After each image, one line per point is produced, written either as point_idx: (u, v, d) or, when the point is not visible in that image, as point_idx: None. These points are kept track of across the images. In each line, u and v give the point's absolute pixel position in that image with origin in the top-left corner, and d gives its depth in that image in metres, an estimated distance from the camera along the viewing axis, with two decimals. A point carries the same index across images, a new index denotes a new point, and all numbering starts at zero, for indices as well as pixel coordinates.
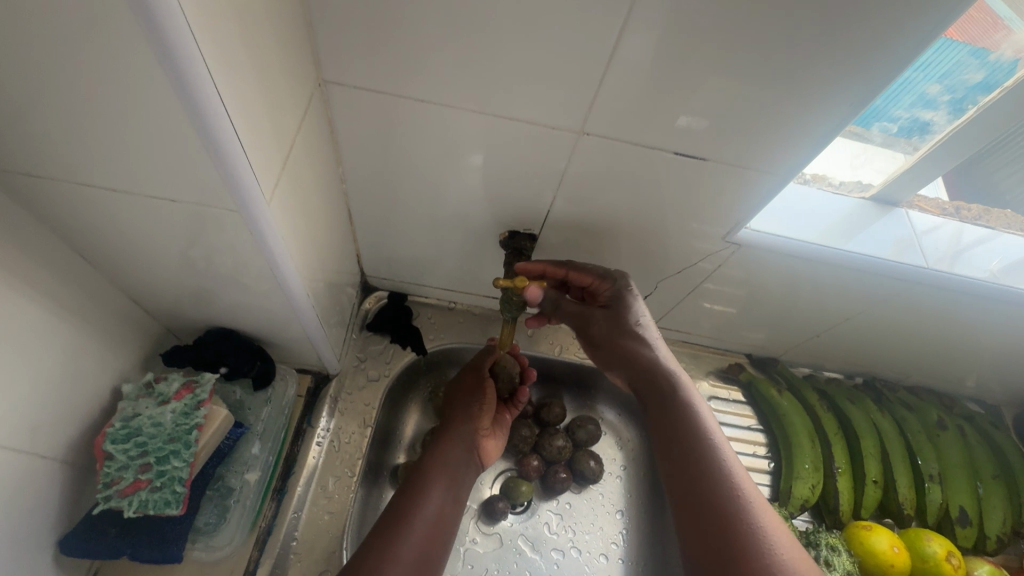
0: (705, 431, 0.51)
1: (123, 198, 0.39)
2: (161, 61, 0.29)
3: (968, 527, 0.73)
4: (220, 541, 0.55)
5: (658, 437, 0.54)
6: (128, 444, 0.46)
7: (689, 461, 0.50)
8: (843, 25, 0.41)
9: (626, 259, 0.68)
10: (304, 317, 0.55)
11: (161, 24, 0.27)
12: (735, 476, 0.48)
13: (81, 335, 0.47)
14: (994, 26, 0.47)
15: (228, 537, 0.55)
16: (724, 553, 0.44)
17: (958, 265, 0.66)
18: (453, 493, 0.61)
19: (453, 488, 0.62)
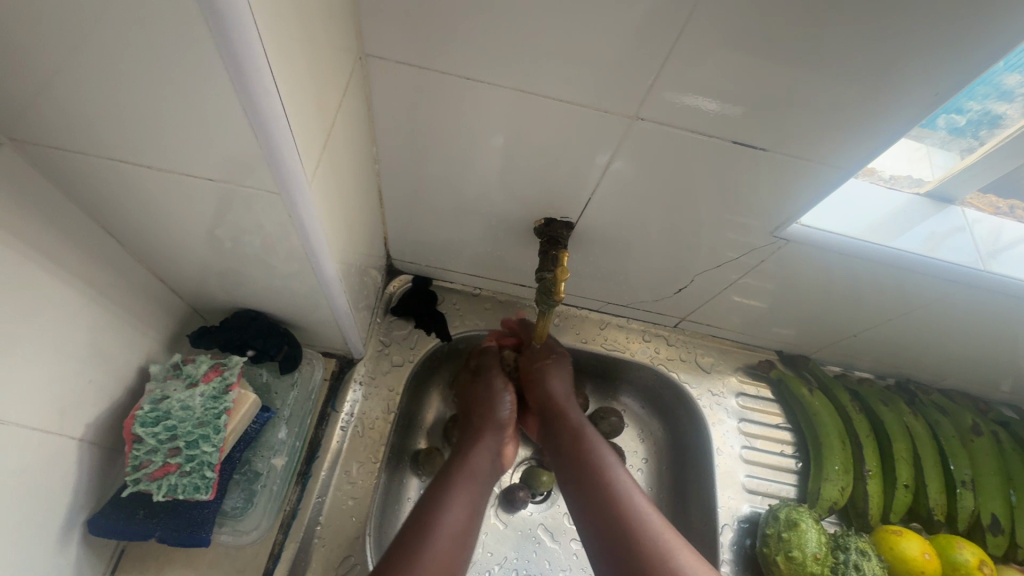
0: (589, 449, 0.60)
1: (155, 175, 0.37)
2: (210, 26, 0.26)
3: (1000, 535, 0.71)
4: (247, 525, 0.55)
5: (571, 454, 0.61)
6: (157, 428, 0.45)
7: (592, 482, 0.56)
8: (933, 8, 0.38)
9: (662, 251, 0.65)
10: (335, 299, 0.54)
11: None
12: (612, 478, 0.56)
13: (108, 314, 0.45)
14: None
15: (255, 520, 0.55)
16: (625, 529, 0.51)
17: (1012, 268, 0.63)
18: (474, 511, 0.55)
19: (477, 508, 0.56)
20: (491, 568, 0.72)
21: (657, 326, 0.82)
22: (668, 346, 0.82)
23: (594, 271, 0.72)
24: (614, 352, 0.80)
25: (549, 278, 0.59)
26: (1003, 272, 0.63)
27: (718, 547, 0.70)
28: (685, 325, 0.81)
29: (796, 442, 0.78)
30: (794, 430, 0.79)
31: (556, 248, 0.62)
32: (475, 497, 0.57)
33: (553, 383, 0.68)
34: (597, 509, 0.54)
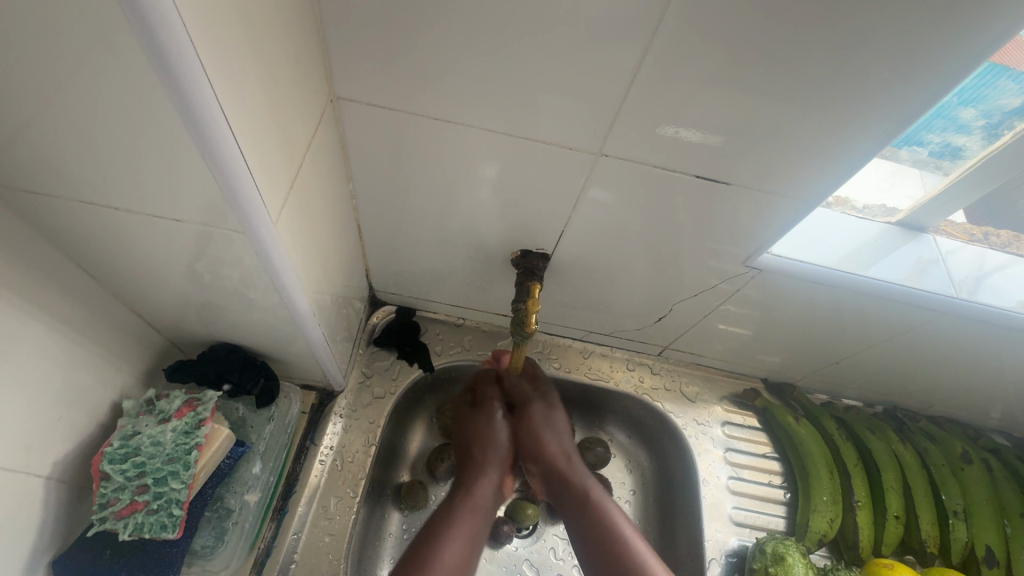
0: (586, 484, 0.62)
1: (127, 215, 0.38)
2: (165, 85, 0.28)
3: (996, 568, 0.69)
4: (216, 565, 0.53)
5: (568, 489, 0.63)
6: (126, 464, 0.45)
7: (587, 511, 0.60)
8: (882, 48, 0.39)
9: (639, 280, 0.66)
10: (310, 332, 0.54)
11: (165, 47, 0.26)
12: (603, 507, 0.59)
13: (81, 352, 0.46)
14: None
15: (226, 559, 0.54)
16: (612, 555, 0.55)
17: (987, 294, 0.64)
18: (475, 542, 0.56)
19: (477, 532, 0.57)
20: None
21: (641, 354, 0.82)
22: (653, 375, 0.81)
23: (573, 300, 0.72)
24: (598, 382, 0.80)
25: (521, 309, 0.60)
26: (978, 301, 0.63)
27: None
28: (669, 354, 0.81)
29: (784, 473, 0.77)
30: (782, 460, 0.78)
31: (532, 280, 0.62)
32: (475, 529, 0.57)
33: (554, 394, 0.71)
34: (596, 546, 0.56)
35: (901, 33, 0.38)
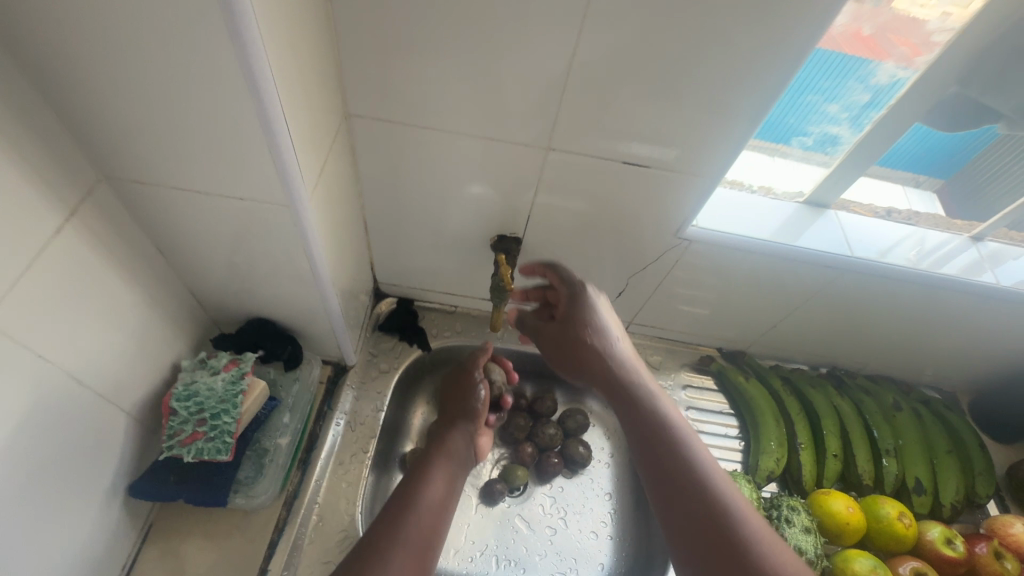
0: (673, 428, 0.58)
1: (197, 204, 0.52)
2: (258, 114, 0.42)
3: (924, 495, 0.80)
4: (257, 491, 0.63)
5: (640, 443, 0.58)
6: (188, 402, 0.56)
7: (668, 456, 0.55)
8: (755, 62, 0.52)
9: (601, 260, 0.78)
10: (331, 306, 0.67)
11: (259, 88, 0.40)
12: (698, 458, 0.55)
13: (151, 319, 0.58)
14: (885, 52, 0.58)
15: (264, 492, 0.63)
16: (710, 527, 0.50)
17: (878, 254, 0.74)
18: (453, 484, 0.67)
19: (452, 483, 0.67)
20: (474, 555, 0.81)
21: None
22: None
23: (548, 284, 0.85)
24: None
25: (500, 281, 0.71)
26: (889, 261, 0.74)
27: None
28: (635, 329, 0.92)
29: (740, 425, 0.87)
30: (736, 415, 0.89)
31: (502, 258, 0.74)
32: (452, 476, 0.68)
33: (596, 334, 0.67)
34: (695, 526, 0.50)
35: (768, 51, 0.51)
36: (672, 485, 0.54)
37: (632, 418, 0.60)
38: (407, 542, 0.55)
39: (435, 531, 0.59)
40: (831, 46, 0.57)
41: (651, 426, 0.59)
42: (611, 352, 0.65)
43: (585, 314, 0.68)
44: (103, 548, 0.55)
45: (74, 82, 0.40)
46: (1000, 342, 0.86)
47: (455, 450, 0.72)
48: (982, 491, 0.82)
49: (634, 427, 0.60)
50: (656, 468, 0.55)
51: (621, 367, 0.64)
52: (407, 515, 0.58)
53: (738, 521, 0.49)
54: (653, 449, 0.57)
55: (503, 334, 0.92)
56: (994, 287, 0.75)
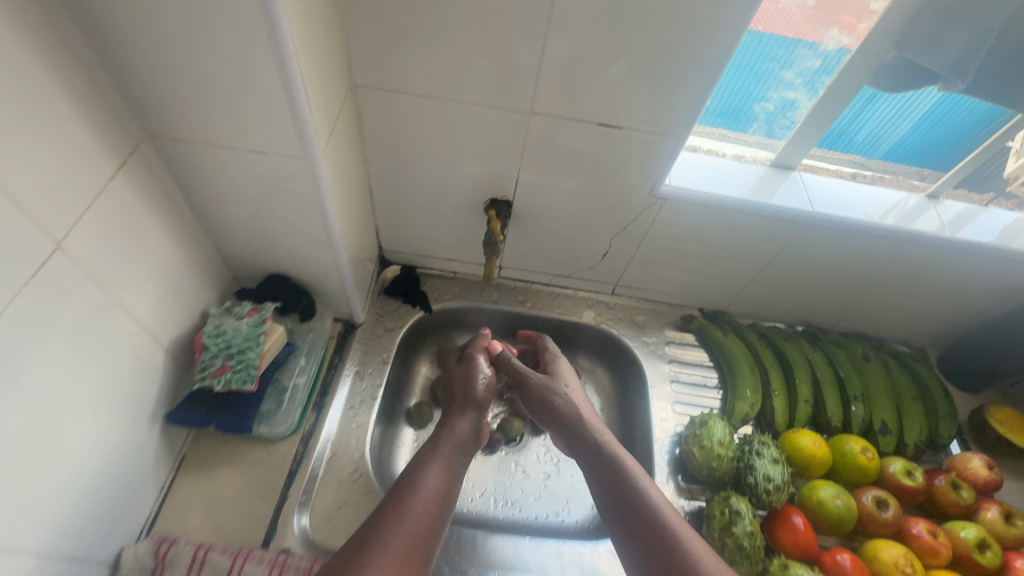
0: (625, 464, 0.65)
1: (225, 162, 0.59)
2: (279, 75, 0.49)
3: (889, 435, 0.86)
4: (278, 420, 0.69)
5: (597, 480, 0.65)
6: (218, 338, 0.64)
7: (622, 488, 0.62)
8: (713, 31, 0.59)
9: (586, 222, 0.85)
10: (341, 262, 0.74)
11: (281, 52, 0.47)
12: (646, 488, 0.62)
13: (184, 269, 0.66)
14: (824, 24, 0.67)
15: (285, 417, 0.69)
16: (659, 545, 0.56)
17: (838, 209, 0.81)
18: (453, 471, 0.67)
19: (453, 472, 0.67)
20: (473, 495, 0.88)
21: (598, 294, 1.01)
22: (608, 309, 1.00)
23: (539, 248, 0.92)
24: (564, 315, 0.98)
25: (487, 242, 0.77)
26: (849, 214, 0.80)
27: (655, 457, 0.84)
28: (621, 291, 1.00)
29: (720, 378, 0.94)
30: (716, 369, 0.95)
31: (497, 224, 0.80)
32: (453, 466, 0.68)
33: (563, 388, 0.77)
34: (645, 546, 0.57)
35: (723, 21, 0.58)
36: (625, 513, 0.60)
37: (593, 449, 0.68)
38: (398, 544, 0.56)
39: (432, 527, 0.60)
40: (776, 21, 0.67)
41: (609, 456, 0.66)
42: (576, 402, 0.75)
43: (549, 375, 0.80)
44: (146, 466, 0.63)
45: (126, 49, 0.48)
46: (960, 297, 0.93)
47: (458, 437, 0.72)
48: (946, 432, 0.88)
49: (593, 456, 0.67)
50: (613, 498, 0.62)
51: (581, 414, 0.73)
52: (400, 513, 0.59)
53: (686, 537, 0.57)
54: (608, 481, 0.64)
55: (498, 297, 0.99)
56: (948, 238, 0.81)
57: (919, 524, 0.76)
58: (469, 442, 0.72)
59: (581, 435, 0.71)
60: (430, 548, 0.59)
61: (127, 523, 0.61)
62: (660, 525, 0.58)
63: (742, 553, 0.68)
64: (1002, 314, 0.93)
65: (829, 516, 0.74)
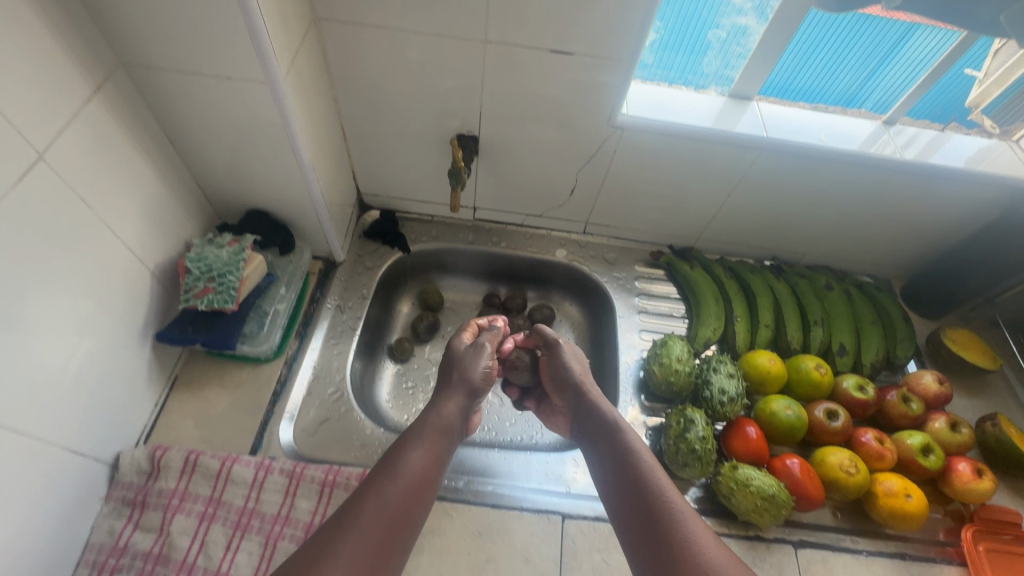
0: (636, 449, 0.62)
1: (195, 91, 0.63)
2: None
3: (846, 356, 0.90)
4: (260, 342, 0.76)
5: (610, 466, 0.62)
6: (199, 263, 0.69)
7: (632, 474, 0.59)
8: None
9: (552, 158, 0.89)
10: (315, 196, 0.79)
11: None
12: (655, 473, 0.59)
13: (165, 198, 0.70)
14: None
15: (265, 339, 0.76)
16: (659, 534, 0.53)
17: (793, 135, 0.83)
18: (438, 456, 0.61)
19: (440, 453, 0.61)
20: None
21: (570, 233, 1.05)
22: (580, 248, 1.04)
23: (510, 186, 0.95)
24: (538, 254, 1.02)
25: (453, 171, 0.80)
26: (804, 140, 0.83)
27: (620, 380, 0.89)
28: (592, 230, 1.04)
29: (686, 308, 0.98)
30: (683, 301, 0.99)
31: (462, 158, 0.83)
32: (440, 449, 0.62)
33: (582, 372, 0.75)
34: (646, 533, 0.54)
35: None
36: (632, 497, 0.57)
37: (608, 435, 0.66)
38: (369, 532, 0.51)
39: (408, 514, 0.54)
40: None
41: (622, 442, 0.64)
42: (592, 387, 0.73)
43: (567, 357, 0.78)
44: (138, 380, 0.69)
45: None
46: (920, 226, 0.95)
47: (447, 419, 0.65)
48: (902, 353, 0.92)
49: (607, 441, 0.65)
50: (621, 484, 0.60)
51: (596, 400, 0.71)
52: (376, 500, 0.53)
53: (691, 523, 0.53)
54: (619, 466, 0.61)
55: (474, 238, 1.03)
56: (901, 161, 0.83)
57: (867, 432, 0.80)
58: (456, 426, 0.65)
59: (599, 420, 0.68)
60: (397, 534, 0.53)
61: (123, 430, 0.68)
62: (665, 511, 0.55)
63: (694, 455, 0.74)
64: (959, 241, 0.96)
65: (780, 425, 0.79)
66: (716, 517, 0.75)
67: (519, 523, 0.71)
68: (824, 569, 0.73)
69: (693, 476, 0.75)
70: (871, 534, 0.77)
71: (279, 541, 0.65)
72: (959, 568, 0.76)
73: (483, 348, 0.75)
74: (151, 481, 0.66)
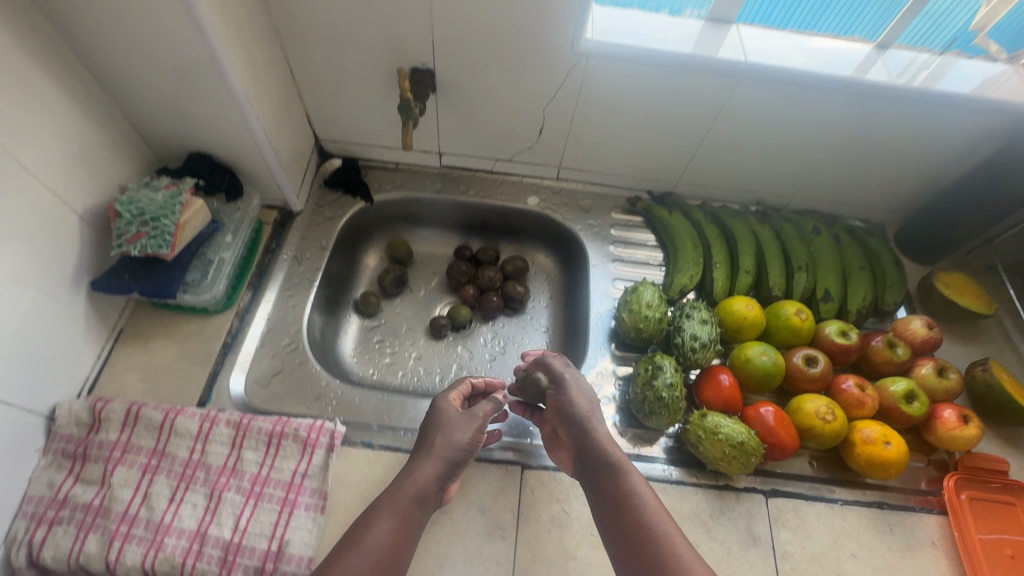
0: (643, 506, 0.55)
1: (104, 9, 0.57)
2: None
3: (831, 302, 0.85)
4: (203, 290, 0.72)
5: (616, 527, 0.55)
6: (131, 207, 0.65)
7: (639, 538, 0.53)
8: None
9: (516, 93, 0.82)
10: (257, 135, 0.74)
11: None
12: (665, 534, 0.52)
13: (90, 136, 0.65)
14: None
15: (209, 289, 0.72)
16: None
17: (775, 60, 0.76)
18: (409, 529, 0.55)
19: (411, 525, 0.55)
20: (418, 374, 0.90)
21: (543, 180, 0.99)
22: (553, 195, 0.98)
23: (474, 127, 0.89)
24: (508, 202, 0.97)
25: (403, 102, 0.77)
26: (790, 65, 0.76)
27: (591, 330, 0.85)
28: (566, 176, 0.98)
29: (664, 256, 0.93)
30: (661, 248, 0.94)
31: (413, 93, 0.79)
32: (413, 521, 0.55)
33: (587, 409, 0.65)
34: None
35: None
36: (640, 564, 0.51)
37: (609, 493, 0.58)
38: None
39: None
40: None
41: (625, 502, 0.56)
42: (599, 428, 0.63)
43: (573, 392, 0.66)
44: (76, 330, 0.66)
45: None
46: (915, 163, 0.89)
47: (420, 488, 0.58)
48: (891, 299, 0.87)
49: (607, 499, 0.58)
50: (630, 549, 0.53)
51: (605, 446, 0.61)
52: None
53: None
54: (626, 529, 0.54)
55: (441, 186, 0.98)
56: (895, 86, 0.76)
57: (849, 379, 0.76)
58: (430, 496, 0.58)
59: (599, 471, 0.60)
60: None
61: (61, 381, 0.65)
62: None
63: (661, 403, 0.70)
64: (957, 179, 0.90)
65: (756, 372, 0.75)
66: (685, 467, 0.72)
67: (476, 473, 0.68)
68: (796, 518, 0.70)
69: (661, 425, 0.71)
70: (848, 483, 0.74)
71: (224, 493, 0.63)
72: (939, 517, 0.72)
73: (473, 412, 0.64)
74: (92, 433, 0.64)
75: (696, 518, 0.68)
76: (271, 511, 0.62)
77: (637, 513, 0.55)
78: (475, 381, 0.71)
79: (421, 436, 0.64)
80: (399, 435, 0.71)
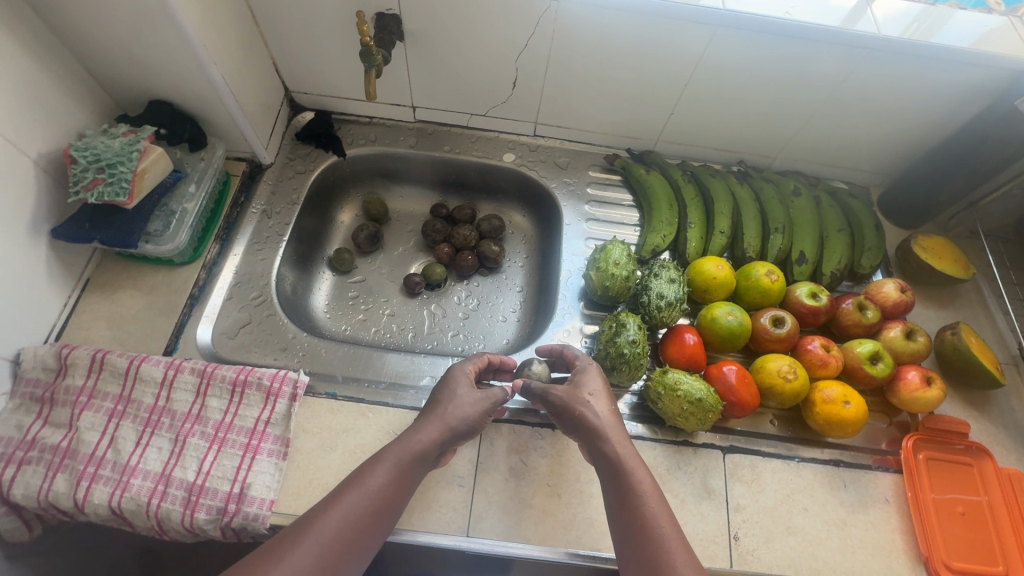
0: (646, 498, 0.54)
1: None
2: None
3: (805, 264, 0.84)
4: (166, 240, 0.72)
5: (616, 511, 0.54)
6: (86, 153, 0.64)
7: (641, 526, 0.52)
8: None
9: (487, 41, 0.79)
10: (216, 82, 0.72)
11: None
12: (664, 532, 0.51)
13: (43, 81, 0.64)
14: None
15: (172, 238, 0.72)
16: None
17: (755, 5, 0.72)
18: (406, 481, 0.54)
19: (410, 479, 0.54)
20: (390, 330, 0.90)
21: (519, 136, 0.97)
22: (530, 152, 0.97)
23: (446, 78, 0.87)
24: (483, 158, 0.95)
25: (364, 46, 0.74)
26: (771, 13, 0.72)
27: (561, 289, 0.85)
28: (543, 132, 0.96)
29: (640, 216, 0.92)
30: (638, 208, 0.93)
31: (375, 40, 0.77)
32: (412, 473, 0.54)
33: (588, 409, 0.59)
34: None
35: None
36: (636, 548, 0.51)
37: (613, 474, 0.56)
38: (323, 547, 0.47)
39: (359, 537, 0.49)
40: None
41: (629, 486, 0.55)
42: (595, 424, 0.59)
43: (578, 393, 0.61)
44: (39, 278, 0.66)
45: None
46: (901, 122, 0.86)
47: (423, 444, 0.56)
48: (867, 262, 0.86)
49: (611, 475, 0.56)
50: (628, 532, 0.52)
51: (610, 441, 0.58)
52: (335, 514, 0.49)
53: None
54: (627, 511, 0.53)
55: (416, 141, 0.96)
56: (880, 37, 0.72)
57: (815, 341, 0.76)
58: (432, 454, 0.56)
59: (603, 457, 0.57)
60: (345, 564, 0.48)
61: (26, 328, 0.66)
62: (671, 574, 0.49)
63: (623, 360, 0.70)
64: (944, 138, 0.87)
65: (721, 332, 0.75)
66: (645, 423, 0.74)
67: None
68: (751, 473, 0.71)
69: (623, 381, 0.72)
70: (807, 441, 0.75)
71: (188, 438, 0.64)
72: (894, 475, 0.73)
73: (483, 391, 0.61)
74: (59, 379, 0.65)
75: (652, 471, 0.69)
76: (234, 456, 0.64)
77: (637, 506, 0.53)
78: (492, 359, 0.69)
79: (432, 398, 0.61)
80: (363, 386, 0.73)
